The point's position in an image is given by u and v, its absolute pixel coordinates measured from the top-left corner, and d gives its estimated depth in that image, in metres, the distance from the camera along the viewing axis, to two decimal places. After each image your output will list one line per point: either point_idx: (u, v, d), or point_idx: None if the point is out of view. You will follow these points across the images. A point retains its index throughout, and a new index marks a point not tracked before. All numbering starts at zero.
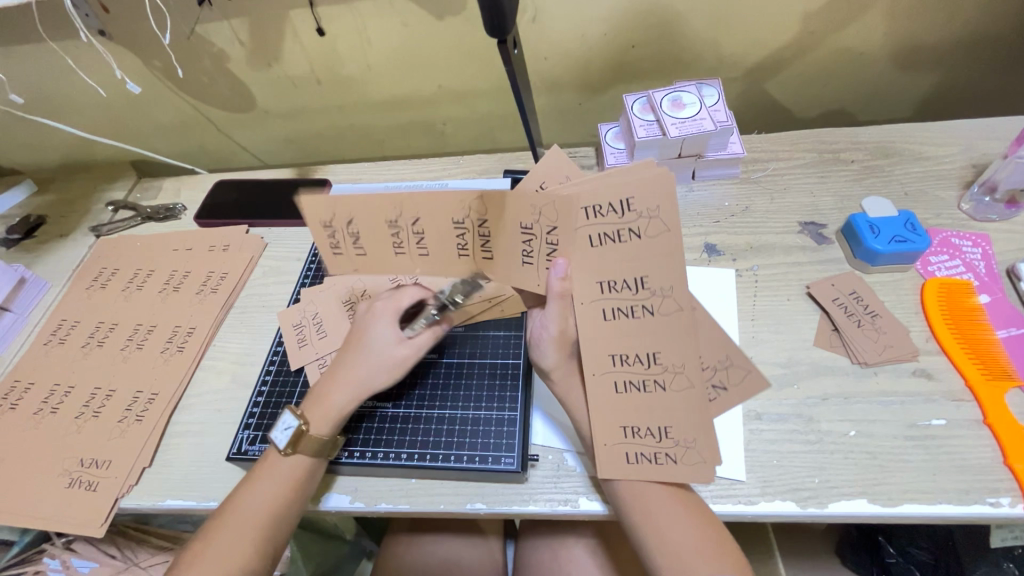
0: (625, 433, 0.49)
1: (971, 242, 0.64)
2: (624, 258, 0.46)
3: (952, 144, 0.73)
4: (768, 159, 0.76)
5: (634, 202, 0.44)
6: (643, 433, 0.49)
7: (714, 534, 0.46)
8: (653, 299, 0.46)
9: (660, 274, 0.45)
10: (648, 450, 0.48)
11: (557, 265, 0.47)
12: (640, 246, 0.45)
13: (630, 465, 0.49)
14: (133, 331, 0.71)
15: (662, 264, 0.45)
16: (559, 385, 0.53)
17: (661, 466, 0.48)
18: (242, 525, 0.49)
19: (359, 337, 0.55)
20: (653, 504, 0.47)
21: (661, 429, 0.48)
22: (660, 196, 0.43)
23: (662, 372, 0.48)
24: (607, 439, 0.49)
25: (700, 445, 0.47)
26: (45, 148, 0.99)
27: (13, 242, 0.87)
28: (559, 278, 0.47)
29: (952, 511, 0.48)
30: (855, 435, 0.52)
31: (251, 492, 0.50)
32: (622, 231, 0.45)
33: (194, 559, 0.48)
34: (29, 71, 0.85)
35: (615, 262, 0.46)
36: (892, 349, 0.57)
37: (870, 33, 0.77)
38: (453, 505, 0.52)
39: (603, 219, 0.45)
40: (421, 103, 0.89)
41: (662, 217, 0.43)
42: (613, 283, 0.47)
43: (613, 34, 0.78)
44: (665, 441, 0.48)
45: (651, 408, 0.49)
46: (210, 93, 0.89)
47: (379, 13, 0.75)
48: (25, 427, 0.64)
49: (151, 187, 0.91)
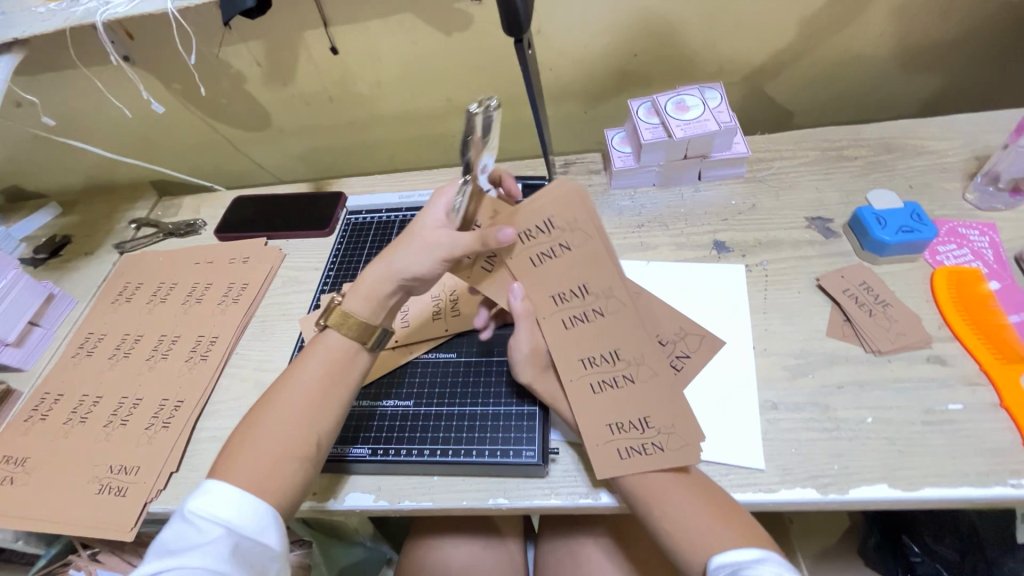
0: (612, 431, 0.51)
1: (978, 231, 0.65)
2: (567, 266, 0.53)
3: (953, 138, 0.75)
4: (772, 158, 0.78)
5: (556, 219, 0.52)
6: (627, 427, 0.51)
7: (720, 509, 0.46)
8: (599, 301, 0.53)
9: (598, 272, 0.53)
10: (635, 443, 0.50)
11: (513, 290, 0.53)
12: (573, 253, 0.52)
13: (625, 460, 0.49)
14: (158, 342, 0.73)
15: (598, 270, 0.53)
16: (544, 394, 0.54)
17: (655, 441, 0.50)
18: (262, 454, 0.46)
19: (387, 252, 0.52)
20: (655, 487, 0.48)
21: (642, 419, 0.51)
22: (579, 211, 0.52)
23: (627, 365, 0.53)
24: (595, 440, 0.51)
25: (679, 428, 0.50)
26: (69, 171, 1.03)
27: (39, 262, 0.90)
28: (516, 301, 0.53)
29: (973, 494, 0.48)
30: (872, 421, 0.53)
31: (264, 417, 0.48)
32: (553, 246, 0.52)
33: (232, 466, 0.46)
34: (58, 96, 0.89)
35: (561, 271, 0.53)
36: (904, 336, 0.57)
37: (866, 33, 0.79)
38: (475, 501, 0.53)
39: (538, 237, 0.52)
40: (430, 116, 0.92)
41: (582, 225, 0.52)
42: (561, 297, 0.53)
43: (616, 43, 0.80)
44: (649, 431, 0.50)
45: (626, 404, 0.52)
46: (227, 114, 0.92)
47: (389, 31, 0.79)
48: (55, 437, 0.65)
49: (172, 206, 0.94)
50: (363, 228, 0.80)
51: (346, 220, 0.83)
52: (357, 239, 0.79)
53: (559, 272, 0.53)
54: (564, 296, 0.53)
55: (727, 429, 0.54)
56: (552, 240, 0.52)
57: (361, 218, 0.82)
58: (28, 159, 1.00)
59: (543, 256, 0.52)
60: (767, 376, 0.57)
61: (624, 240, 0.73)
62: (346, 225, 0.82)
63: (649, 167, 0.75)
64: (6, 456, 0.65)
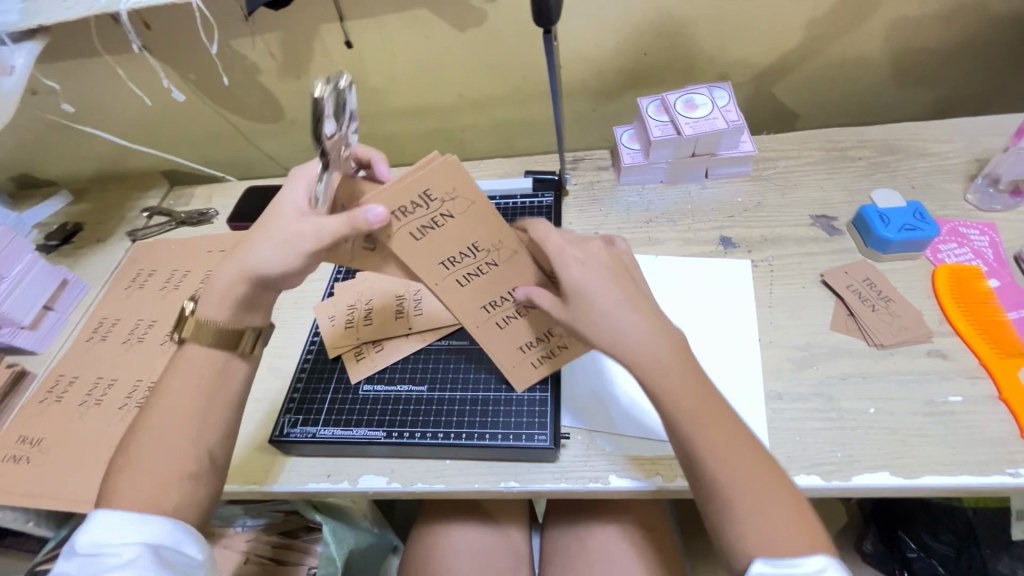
0: (522, 351, 0.56)
1: (978, 231, 0.66)
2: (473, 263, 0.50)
3: (955, 141, 0.76)
4: (777, 157, 0.79)
5: (432, 190, 0.45)
6: (534, 343, 0.55)
7: (773, 478, 0.43)
8: (489, 255, 0.50)
9: (489, 233, 0.49)
10: (541, 352, 0.56)
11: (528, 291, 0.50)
12: (498, 268, 0.51)
13: (537, 368, 0.56)
14: (171, 327, 0.74)
15: (485, 228, 0.49)
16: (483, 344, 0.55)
17: (694, 392, 0.45)
18: (147, 473, 0.46)
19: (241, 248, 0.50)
20: (716, 474, 0.43)
21: (544, 333, 0.54)
22: (452, 177, 0.46)
23: (523, 297, 0.53)
24: (510, 363, 0.56)
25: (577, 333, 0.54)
26: (81, 160, 1.03)
27: (52, 248, 0.91)
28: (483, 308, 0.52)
29: (971, 482, 0.49)
30: (875, 412, 0.54)
31: (160, 435, 0.47)
32: (480, 266, 0.50)
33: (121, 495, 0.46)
34: (74, 84, 0.90)
35: (486, 285, 0.51)
36: (906, 331, 0.59)
37: (871, 37, 0.81)
38: (487, 484, 0.54)
39: (451, 262, 0.49)
40: (440, 111, 0.93)
41: (506, 242, 0.50)
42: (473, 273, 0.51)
43: (626, 41, 0.82)
44: (551, 340, 0.55)
45: (528, 326, 0.54)
46: (240, 105, 0.93)
47: (404, 25, 0.80)
48: (70, 418, 0.66)
49: (184, 195, 0.95)
50: None
51: None
52: None
53: (462, 247, 0.49)
54: (470, 274, 0.51)
55: None
56: (441, 209, 0.47)
57: None
58: (40, 147, 1.01)
59: (471, 271, 0.50)
60: (772, 367, 0.59)
61: (632, 235, 0.74)
62: None
63: (658, 163, 0.76)
64: (22, 437, 0.66)
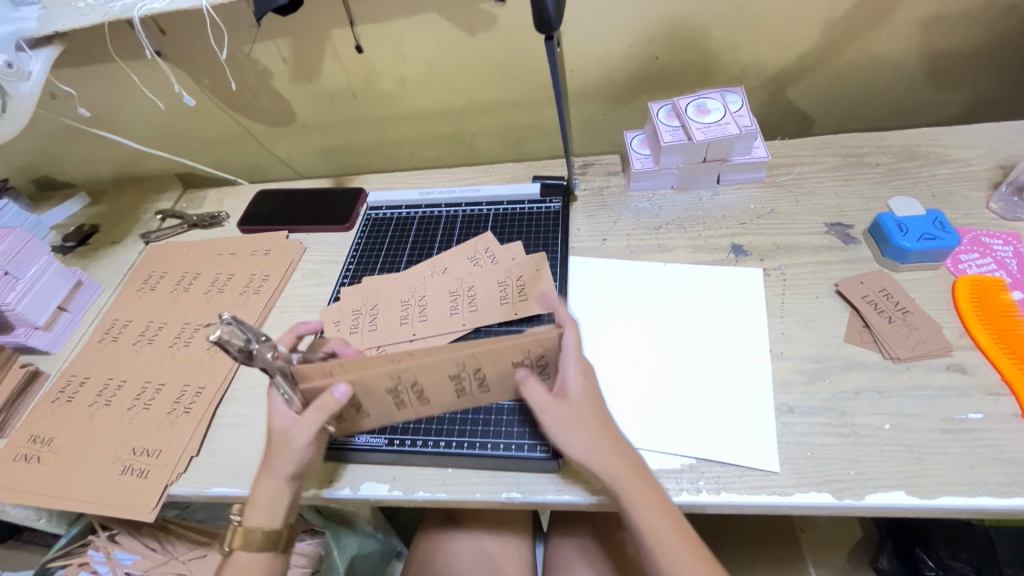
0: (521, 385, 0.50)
1: (1002, 241, 0.64)
2: (433, 384, 0.48)
3: (978, 147, 0.74)
4: (792, 163, 0.78)
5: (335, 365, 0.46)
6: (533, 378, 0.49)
7: (690, 538, 0.47)
8: (401, 379, 0.47)
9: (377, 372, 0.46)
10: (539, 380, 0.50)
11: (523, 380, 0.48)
12: (421, 381, 0.47)
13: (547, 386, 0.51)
14: (181, 329, 0.75)
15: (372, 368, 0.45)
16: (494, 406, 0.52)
17: (632, 471, 0.48)
18: (267, 491, 0.51)
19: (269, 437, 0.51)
20: (644, 535, 0.46)
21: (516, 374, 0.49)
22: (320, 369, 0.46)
23: (463, 376, 0.47)
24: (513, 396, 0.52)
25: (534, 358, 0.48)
26: (99, 162, 1.05)
27: (68, 249, 0.92)
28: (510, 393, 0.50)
29: (992, 503, 0.47)
30: (890, 428, 0.52)
31: (277, 465, 0.50)
32: (409, 391, 0.48)
33: None
34: (92, 89, 0.91)
35: (436, 390, 0.48)
36: (924, 344, 0.57)
37: (891, 40, 0.79)
38: (488, 494, 0.54)
39: (396, 394, 0.48)
40: (450, 116, 0.93)
41: (404, 374, 0.46)
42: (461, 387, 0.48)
43: (638, 45, 0.81)
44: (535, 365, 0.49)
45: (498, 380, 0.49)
46: (253, 109, 0.94)
47: (413, 30, 0.80)
48: (81, 418, 0.67)
49: (197, 198, 0.96)
50: (383, 223, 0.81)
51: (366, 215, 0.84)
52: (378, 234, 0.80)
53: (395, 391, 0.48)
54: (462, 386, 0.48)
55: (740, 432, 0.54)
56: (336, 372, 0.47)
57: (381, 214, 0.83)
58: (59, 150, 1.03)
59: (462, 383, 0.48)
60: (783, 380, 0.57)
61: (641, 242, 0.73)
62: (366, 220, 0.83)
63: (668, 169, 0.75)
64: (34, 436, 0.67)
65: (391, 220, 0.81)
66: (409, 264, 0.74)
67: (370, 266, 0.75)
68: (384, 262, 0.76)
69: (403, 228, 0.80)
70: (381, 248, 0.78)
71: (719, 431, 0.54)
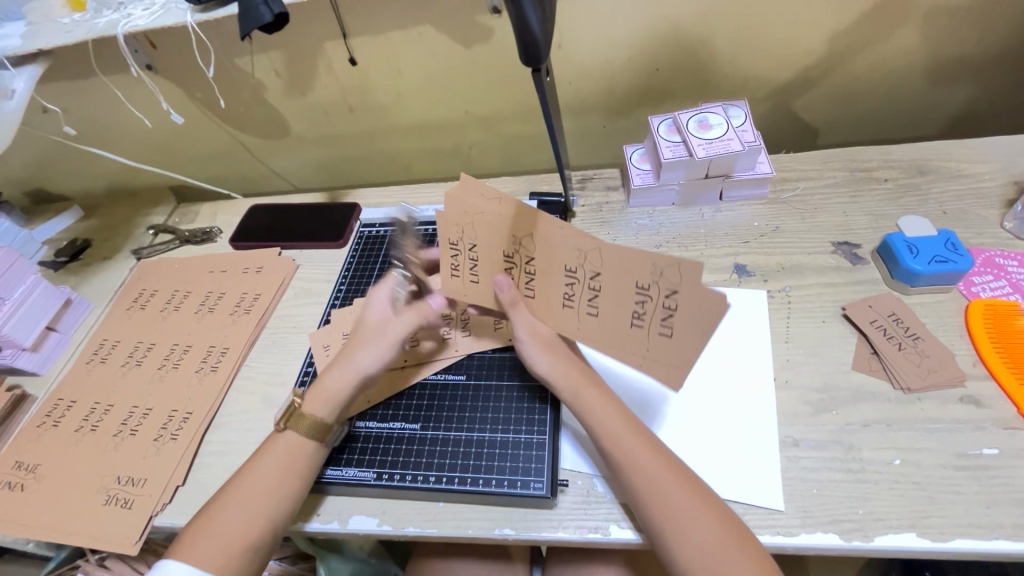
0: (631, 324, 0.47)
1: (1016, 262, 0.62)
2: (490, 258, 0.51)
3: (991, 161, 0.71)
4: (797, 178, 0.75)
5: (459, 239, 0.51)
6: (641, 309, 0.46)
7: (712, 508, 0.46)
8: (520, 248, 0.49)
9: (499, 234, 0.49)
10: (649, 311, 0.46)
11: (500, 281, 0.51)
12: (608, 275, 0.47)
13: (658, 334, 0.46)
14: (170, 351, 0.73)
15: (494, 228, 0.49)
16: (568, 389, 0.52)
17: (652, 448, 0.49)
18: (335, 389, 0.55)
19: (363, 325, 0.59)
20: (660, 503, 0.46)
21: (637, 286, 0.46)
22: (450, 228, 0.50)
23: (584, 271, 0.47)
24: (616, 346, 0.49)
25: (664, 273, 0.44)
26: (93, 175, 1.04)
27: (60, 265, 0.91)
28: (505, 291, 0.51)
29: (1008, 547, 0.45)
30: (900, 464, 0.50)
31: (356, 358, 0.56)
32: (526, 268, 0.50)
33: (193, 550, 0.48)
34: (83, 103, 0.90)
35: (489, 271, 0.52)
36: (936, 373, 0.54)
37: (901, 49, 0.76)
38: (481, 530, 0.52)
39: (454, 254, 0.52)
40: (447, 128, 0.91)
41: (519, 241, 0.48)
42: (531, 283, 0.51)
43: (638, 57, 0.78)
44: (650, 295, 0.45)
45: (618, 301, 0.47)
46: (246, 122, 0.92)
47: (408, 42, 0.78)
48: (66, 444, 0.66)
49: (190, 212, 0.95)
50: (376, 241, 0.80)
51: (359, 232, 0.82)
52: (370, 252, 0.78)
53: (522, 267, 0.50)
54: (532, 283, 0.51)
55: (743, 467, 0.52)
56: (462, 235, 0.50)
57: (374, 231, 0.81)
58: (52, 163, 1.01)
59: (513, 269, 0.51)
60: (788, 410, 0.55)
61: None
62: (359, 237, 0.81)
63: (669, 186, 0.73)
64: (19, 463, 0.65)
65: (385, 238, 0.80)
66: None
67: (361, 287, 0.74)
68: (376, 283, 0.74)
69: None
70: (373, 267, 0.76)
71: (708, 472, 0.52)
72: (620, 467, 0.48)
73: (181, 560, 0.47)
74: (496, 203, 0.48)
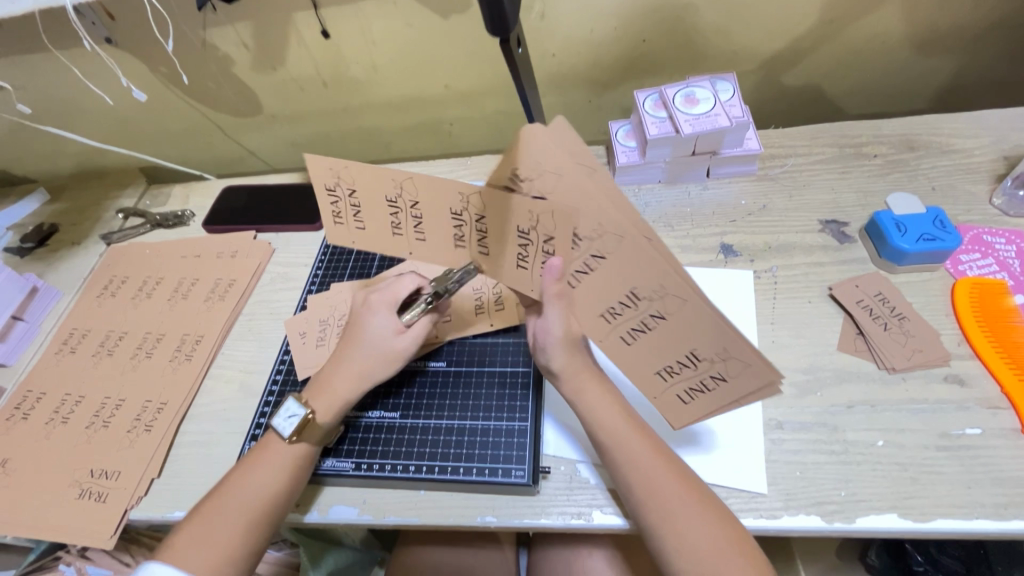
0: (664, 378, 0.46)
1: (1004, 239, 0.61)
2: (375, 200, 0.45)
3: (981, 136, 0.70)
4: (786, 154, 0.73)
5: (334, 185, 0.45)
6: (678, 368, 0.45)
7: (733, 535, 0.44)
8: (592, 243, 0.40)
9: (575, 215, 0.39)
10: (694, 381, 0.45)
11: (550, 265, 0.43)
12: (670, 320, 0.42)
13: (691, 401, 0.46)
14: (142, 340, 0.71)
15: (574, 211, 0.38)
16: (569, 385, 0.50)
17: (674, 476, 0.46)
18: (344, 383, 0.53)
19: (359, 328, 0.55)
20: (670, 536, 0.44)
21: (690, 355, 0.43)
22: (326, 171, 0.44)
23: (648, 303, 0.42)
24: (647, 381, 0.47)
25: (735, 355, 0.41)
26: (57, 156, 1.00)
27: (26, 251, 0.87)
28: (552, 281, 0.44)
29: (987, 527, 0.45)
30: (883, 445, 0.50)
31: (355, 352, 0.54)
32: (587, 261, 0.42)
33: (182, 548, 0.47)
34: (39, 79, 0.85)
35: (374, 217, 0.46)
36: (921, 353, 0.54)
37: (894, 19, 0.73)
38: (463, 518, 0.51)
39: (333, 199, 0.46)
40: (426, 104, 0.87)
41: (608, 227, 0.38)
42: (420, 228, 0.46)
43: (623, 27, 0.75)
44: (701, 366, 0.43)
45: (669, 346, 0.44)
46: (215, 98, 0.88)
47: (382, 13, 0.74)
48: (36, 437, 0.64)
49: (160, 194, 0.91)
50: None
51: None
52: None
53: (590, 263, 0.42)
54: (420, 227, 0.46)
55: (725, 450, 0.51)
56: (338, 178, 0.45)
57: None
58: (13, 144, 0.97)
59: (464, 227, 0.44)
60: (772, 392, 0.54)
61: None
62: None
63: (655, 163, 0.71)
64: None
65: None
66: (381, 270, 0.71)
67: (338, 271, 0.72)
68: (354, 267, 0.72)
69: None
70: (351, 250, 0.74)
71: (689, 458, 0.52)
72: (619, 469, 0.47)
73: (168, 563, 0.46)
74: (586, 176, 0.37)
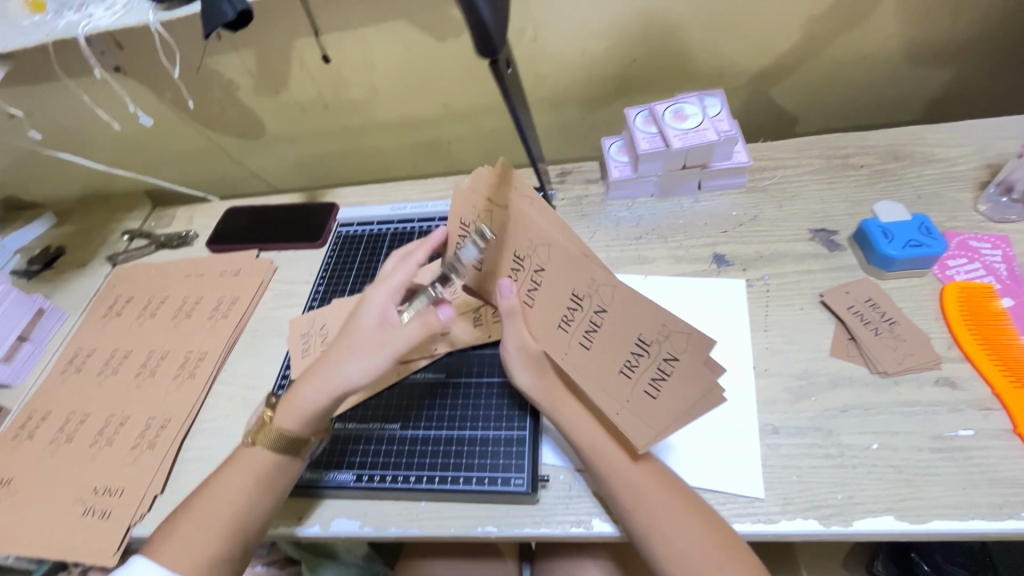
0: (626, 375, 0.45)
1: (989, 245, 0.62)
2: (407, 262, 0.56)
3: (964, 145, 0.72)
4: (775, 166, 0.75)
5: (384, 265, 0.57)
6: (635, 362, 0.44)
7: (727, 539, 0.44)
8: (535, 254, 0.46)
9: (514, 234, 0.46)
10: (648, 374, 0.44)
11: (501, 286, 0.48)
12: (613, 314, 0.44)
13: (655, 398, 0.44)
14: (146, 358, 0.72)
15: (511, 233, 0.46)
16: (543, 401, 0.52)
17: (659, 484, 0.47)
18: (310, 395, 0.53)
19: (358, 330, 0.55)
20: (655, 545, 0.45)
21: (639, 342, 0.43)
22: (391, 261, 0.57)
23: (592, 301, 0.44)
24: (607, 391, 0.47)
25: (672, 333, 0.41)
26: (65, 181, 1.02)
27: (33, 273, 0.89)
28: (507, 298, 0.49)
29: (982, 527, 0.45)
30: (878, 448, 0.50)
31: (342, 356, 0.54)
32: (533, 276, 0.47)
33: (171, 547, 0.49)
34: (50, 106, 0.88)
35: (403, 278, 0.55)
36: (912, 357, 0.55)
37: (875, 35, 0.76)
38: (463, 529, 0.51)
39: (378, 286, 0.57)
40: (424, 124, 0.90)
41: (537, 242, 0.45)
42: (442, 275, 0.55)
43: (614, 48, 0.78)
44: (652, 353, 0.43)
45: (616, 340, 0.44)
46: (220, 123, 0.91)
47: (381, 38, 0.77)
48: (40, 456, 0.65)
49: (165, 216, 0.93)
50: (355, 240, 0.79)
51: (338, 232, 0.81)
52: (348, 252, 0.78)
53: (535, 277, 0.47)
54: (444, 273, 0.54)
55: (719, 456, 0.52)
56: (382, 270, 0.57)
57: (352, 231, 0.80)
58: (24, 169, 0.99)
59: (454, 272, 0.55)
60: (767, 398, 0.55)
61: (621, 254, 0.71)
62: (338, 237, 0.80)
63: (647, 177, 0.73)
64: None
65: (362, 238, 0.79)
66: None
67: (340, 287, 0.74)
68: (354, 282, 0.73)
69: (375, 246, 0.77)
70: (351, 268, 0.75)
71: (683, 464, 0.52)
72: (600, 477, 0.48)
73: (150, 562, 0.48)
74: (525, 204, 0.44)
